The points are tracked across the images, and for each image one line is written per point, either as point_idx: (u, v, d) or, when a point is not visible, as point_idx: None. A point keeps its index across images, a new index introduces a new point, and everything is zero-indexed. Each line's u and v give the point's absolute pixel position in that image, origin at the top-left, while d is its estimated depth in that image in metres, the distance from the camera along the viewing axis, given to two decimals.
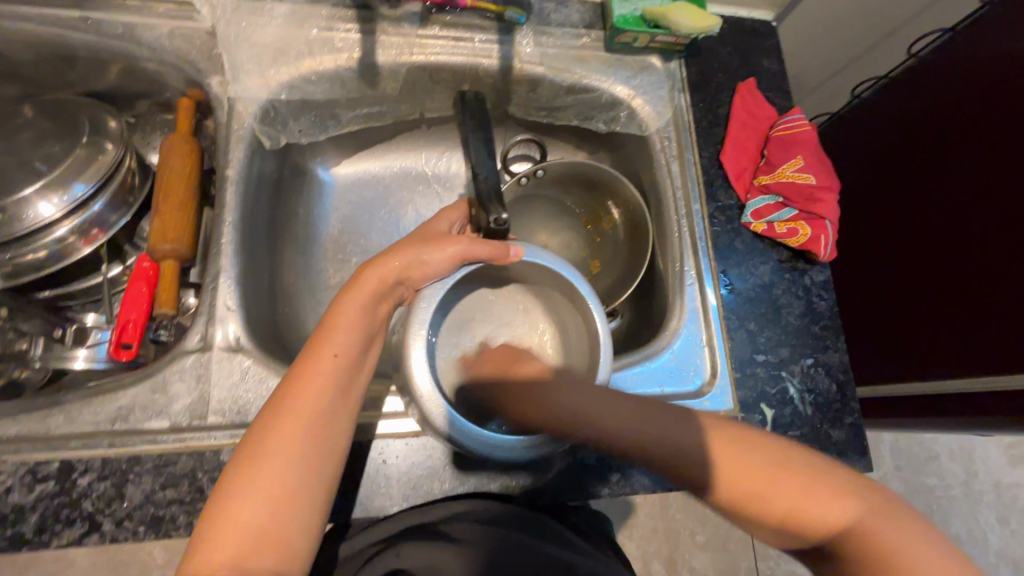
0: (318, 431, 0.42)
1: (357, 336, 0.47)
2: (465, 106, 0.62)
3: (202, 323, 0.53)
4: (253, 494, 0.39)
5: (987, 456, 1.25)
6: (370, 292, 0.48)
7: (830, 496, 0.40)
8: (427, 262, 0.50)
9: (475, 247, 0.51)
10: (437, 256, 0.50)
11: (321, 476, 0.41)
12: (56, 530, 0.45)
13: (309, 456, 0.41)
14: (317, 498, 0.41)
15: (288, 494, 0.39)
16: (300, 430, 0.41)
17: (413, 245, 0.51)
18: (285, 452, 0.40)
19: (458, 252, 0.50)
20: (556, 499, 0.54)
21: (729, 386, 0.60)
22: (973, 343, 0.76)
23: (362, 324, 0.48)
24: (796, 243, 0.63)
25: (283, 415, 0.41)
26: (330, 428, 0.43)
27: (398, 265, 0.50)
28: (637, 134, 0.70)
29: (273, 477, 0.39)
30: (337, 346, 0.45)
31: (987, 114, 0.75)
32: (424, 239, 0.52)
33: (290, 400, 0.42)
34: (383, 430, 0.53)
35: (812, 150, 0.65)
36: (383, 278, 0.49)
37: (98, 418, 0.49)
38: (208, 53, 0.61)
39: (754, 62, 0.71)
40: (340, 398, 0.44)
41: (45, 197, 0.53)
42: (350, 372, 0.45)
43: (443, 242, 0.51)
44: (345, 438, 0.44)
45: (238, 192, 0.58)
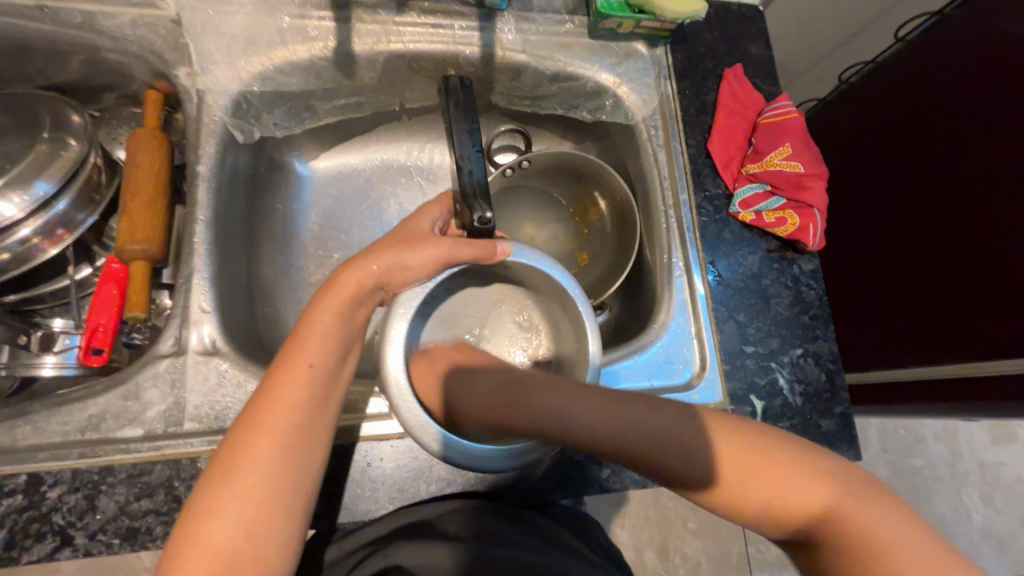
0: (293, 447, 0.41)
1: (333, 344, 0.46)
2: (450, 94, 0.54)
3: (175, 326, 0.51)
4: (225, 513, 0.38)
5: (971, 437, 1.28)
6: (346, 298, 0.47)
7: (812, 485, 0.43)
8: (407, 268, 0.48)
9: (458, 250, 0.48)
10: (416, 261, 0.48)
11: (298, 492, 0.41)
12: (26, 546, 0.44)
13: (283, 472, 0.40)
14: (293, 511, 0.40)
15: (264, 512, 0.39)
16: (275, 446, 0.40)
17: (392, 247, 0.49)
18: (259, 470, 0.39)
19: (439, 256, 0.48)
20: (545, 497, 0.54)
21: (718, 377, 0.59)
22: (968, 328, 0.75)
23: (337, 330, 0.46)
24: (784, 233, 0.62)
25: (255, 432, 0.40)
26: (305, 443, 0.42)
27: (375, 267, 0.48)
28: (623, 123, 0.69)
29: (248, 495, 0.39)
30: (312, 355, 0.44)
31: (980, 98, 0.74)
32: (404, 240, 0.49)
33: (261, 415, 0.41)
34: (368, 432, 0.52)
35: (800, 137, 0.64)
36: (362, 282, 0.47)
37: (67, 428, 0.47)
38: (175, 43, 0.58)
39: (741, 47, 0.70)
40: (315, 410, 0.43)
41: (6, 196, 0.50)
42: (326, 384, 0.44)
43: (426, 243, 0.49)
44: (321, 451, 0.43)
45: (211, 189, 0.56)
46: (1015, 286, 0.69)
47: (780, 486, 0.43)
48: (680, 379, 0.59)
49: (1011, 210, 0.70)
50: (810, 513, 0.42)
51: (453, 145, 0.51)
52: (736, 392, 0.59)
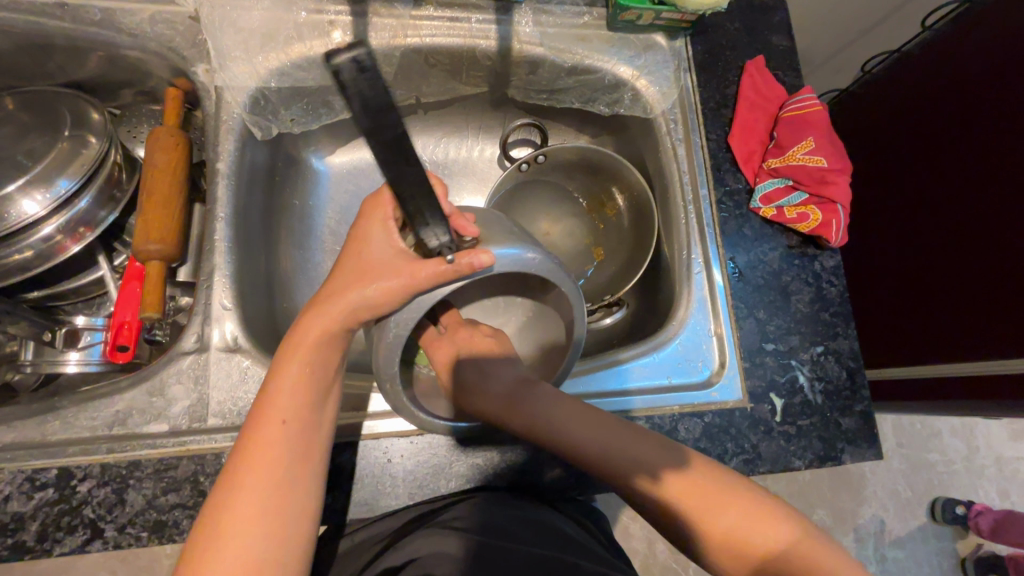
0: (271, 533, 0.38)
1: (306, 398, 0.43)
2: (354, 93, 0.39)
3: (197, 323, 0.52)
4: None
5: (991, 432, 1.27)
6: (313, 368, 0.44)
7: (770, 523, 0.43)
8: (375, 304, 0.44)
9: (421, 270, 0.43)
10: (380, 297, 0.43)
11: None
12: (58, 538, 0.44)
13: (271, 534, 0.38)
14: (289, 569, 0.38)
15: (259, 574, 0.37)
16: (247, 536, 0.37)
17: (350, 279, 0.45)
18: (242, 543, 0.37)
19: (403, 285, 0.43)
20: (562, 493, 0.54)
21: (738, 375, 0.59)
22: (981, 328, 0.75)
23: (310, 383, 0.44)
24: (806, 228, 0.61)
25: (237, 493, 0.39)
26: (280, 530, 0.39)
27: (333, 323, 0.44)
28: (641, 116, 0.68)
29: (239, 558, 0.37)
30: (285, 411, 0.42)
31: (1002, 88, 0.73)
32: (366, 270, 0.45)
33: (231, 501, 0.38)
34: (387, 429, 0.52)
35: (824, 131, 0.63)
36: (327, 327, 0.44)
37: (95, 423, 0.48)
38: (193, 40, 0.58)
39: (762, 37, 0.68)
40: (297, 467, 0.41)
41: (29, 194, 0.51)
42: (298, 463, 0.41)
43: (392, 270, 0.44)
44: (299, 541, 0.40)
45: (230, 187, 0.56)
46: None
47: (760, 529, 0.43)
48: (699, 377, 0.59)
49: None
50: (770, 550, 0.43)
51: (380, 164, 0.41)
52: (755, 390, 0.58)
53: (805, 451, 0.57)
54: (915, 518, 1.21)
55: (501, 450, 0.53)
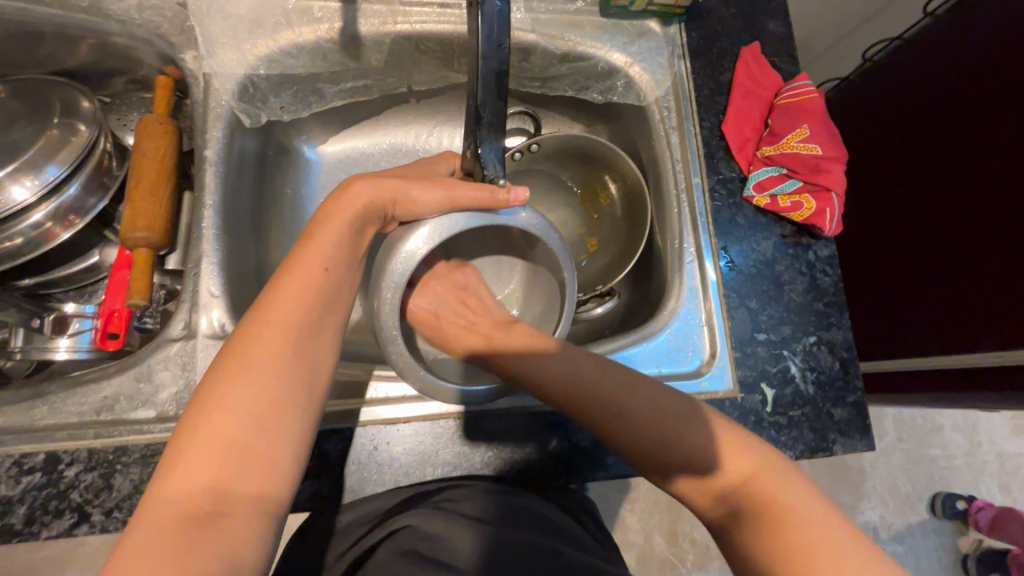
0: (265, 410, 0.37)
1: (315, 293, 0.43)
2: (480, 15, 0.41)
3: (185, 311, 0.52)
4: (188, 479, 0.34)
5: (992, 427, 1.25)
6: (325, 257, 0.44)
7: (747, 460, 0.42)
8: (414, 204, 0.47)
9: (464, 190, 0.46)
10: (423, 197, 0.46)
11: (278, 460, 0.37)
12: (46, 522, 0.45)
13: (264, 409, 0.37)
14: (280, 449, 0.37)
15: (248, 446, 0.36)
16: (241, 404, 0.37)
17: (397, 177, 0.48)
18: (233, 413, 0.36)
19: (444, 194, 0.46)
20: (549, 482, 0.54)
21: (728, 366, 0.58)
22: (975, 318, 0.75)
23: (322, 281, 0.44)
24: (799, 218, 0.60)
25: (235, 365, 0.38)
26: (287, 390, 0.39)
27: (351, 216, 0.46)
28: (634, 104, 0.67)
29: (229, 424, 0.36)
30: (290, 300, 0.42)
31: (1001, 74, 0.72)
32: (420, 178, 0.48)
33: (229, 370, 0.38)
34: (380, 415, 0.52)
35: (819, 119, 0.62)
36: (360, 204, 0.46)
37: (83, 408, 0.48)
38: (181, 26, 0.58)
39: (759, 23, 0.67)
40: (297, 355, 0.40)
41: (19, 180, 0.51)
42: (303, 341, 0.41)
43: (436, 181, 0.47)
44: (301, 417, 0.39)
45: (219, 174, 0.56)
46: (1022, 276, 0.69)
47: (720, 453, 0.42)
48: (689, 367, 0.59)
49: None
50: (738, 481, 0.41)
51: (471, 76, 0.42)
52: (746, 380, 0.58)
53: (795, 442, 0.57)
54: (915, 513, 1.21)
55: (490, 437, 0.53)
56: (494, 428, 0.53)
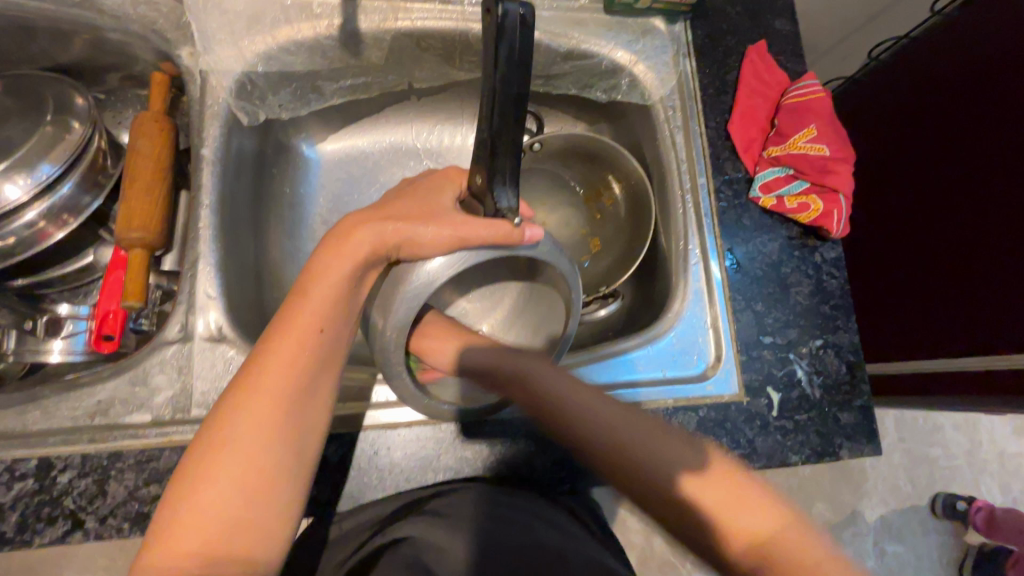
0: (248, 489, 0.38)
1: (308, 356, 0.41)
2: (501, 39, 0.36)
3: (181, 313, 0.51)
4: (172, 556, 0.35)
5: (993, 428, 1.25)
6: (320, 316, 0.42)
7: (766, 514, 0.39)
8: (419, 243, 0.42)
9: (472, 227, 0.41)
10: (429, 239, 0.41)
11: (262, 531, 0.38)
12: (38, 529, 0.44)
13: (248, 488, 0.38)
14: (266, 528, 0.38)
15: (229, 529, 0.36)
16: (225, 485, 0.37)
17: (399, 216, 0.43)
18: (216, 494, 0.37)
19: (454, 233, 0.41)
20: (554, 487, 0.53)
21: (734, 369, 0.58)
22: (981, 320, 0.74)
23: (315, 343, 0.42)
24: (807, 219, 0.60)
25: (221, 442, 0.38)
26: (273, 468, 0.39)
27: (349, 272, 0.42)
28: (639, 103, 0.66)
29: (211, 508, 0.36)
30: (279, 366, 0.40)
31: (1007, 75, 0.71)
32: (422, 212, 0.43)
33: (218, 435, 0.38)
34: (375, 420, 0.51)
35: (826, 119, 0.61)
36: (355, 257, 0.42)
37: (76, 413, 0.47)
38: (178, 22, 0.57)
39: (765, 21, 0.66)
40: (286, 428, 0.40)
41: (11, 178, 0.50)
42: (296, 402, 0.40)
43: (442, 217, 0.42)
44: (288, 487, 0.39)
45: (217, 173, 0.55)
46: None
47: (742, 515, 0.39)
48: (694, 370, 0.58)
49: None
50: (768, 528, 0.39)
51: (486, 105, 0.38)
52: (752, 383, 0.57)
53: (801, 447, 0.56)
54: (916, 513, 1.20)
55: (492, 442, 0.52)
56: (496, 434, 0.52)
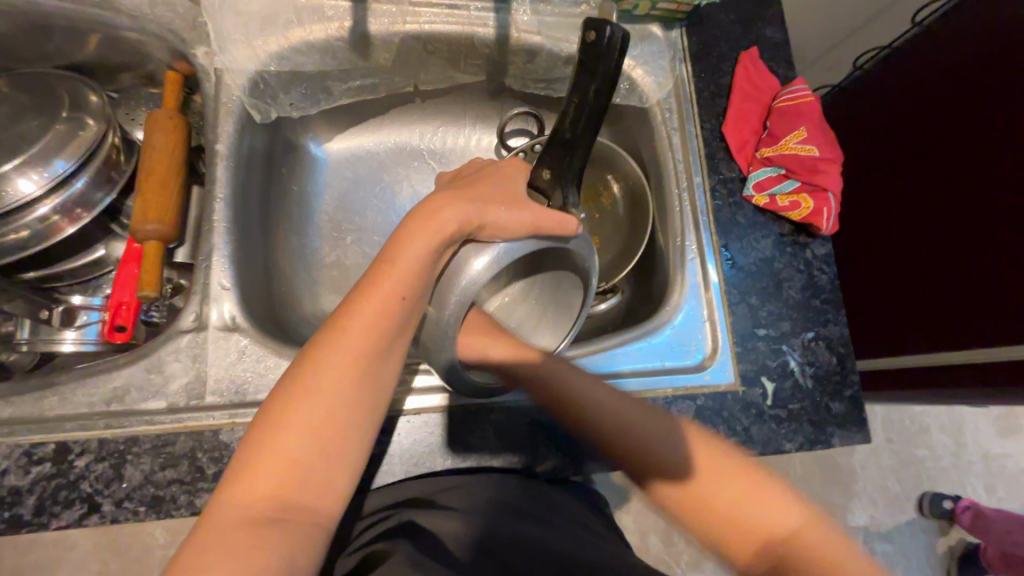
0: (324, 440, 0.38)
1: (387, 321, 0.42)
2: (603, 57, 0.46)
3: (195, 303, 0.52)
4: (246, 496, 0.35)
5: (978, 429, 1.29)
6: (404, 286, 0.43)
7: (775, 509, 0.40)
8: (492, 225, 0.45)
9: (549, 217, 0.46)
10: (507, 222, 0.45)
11: (329, 487, 0.38)
12: (55, 512, 0.45)
13: (323, 440, 0.38)
14: (337, 481, 0.38)
15: (304, 475, 0.37)
16: (304, 432, 0.37)
17: (486, 200, 0.46)
18: (294, 441, 0.37)
19: (529, 220, 0.45)
20: (558, 474, 0.55)
21: (730, 360, 0.60)
22: (962, 313, 0.77)
23: (394, 310, 0.42)
24: (798, 217, 0.62)
25: (300, 392, 0.38)
26: (347, 423, 0.39)
27: (433, 244, 0.44)
28: (637, 106, 0.68)
29: (287, 453, 0.36)
30: (362, 326, 0.41)
31: (982, 82, 0.75)
32: (503, 198, 0.47)
33: (298, 385, 0.38)
34: (411, 406, 0.53)
35: (815, 122, 0.64)
36: (440, 231, 0.44)
37: (92, 399, 0.48)
38: (193, 22, 0.59)
39: (757, 30, 0.69)
40: (364, 386, 0.40)
41: (25, 174, 0.51)
42: (373, 363, 0.41)
43: (521, 204, 0.46)
44: (358, 446, 0.40)
45: (230, 168, 0.57)
46: (1007, 273, 0.71)
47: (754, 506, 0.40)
48: (692, 361, 0.60)
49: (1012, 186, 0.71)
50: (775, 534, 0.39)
51: (579, 105, 0.48)
52: (747, 373, 0.59)
53: (794, 434, 0.58)
54: (904, 513, 1.23)
55: (498, 429, 0.54)
56: (501, 422, 0.54)
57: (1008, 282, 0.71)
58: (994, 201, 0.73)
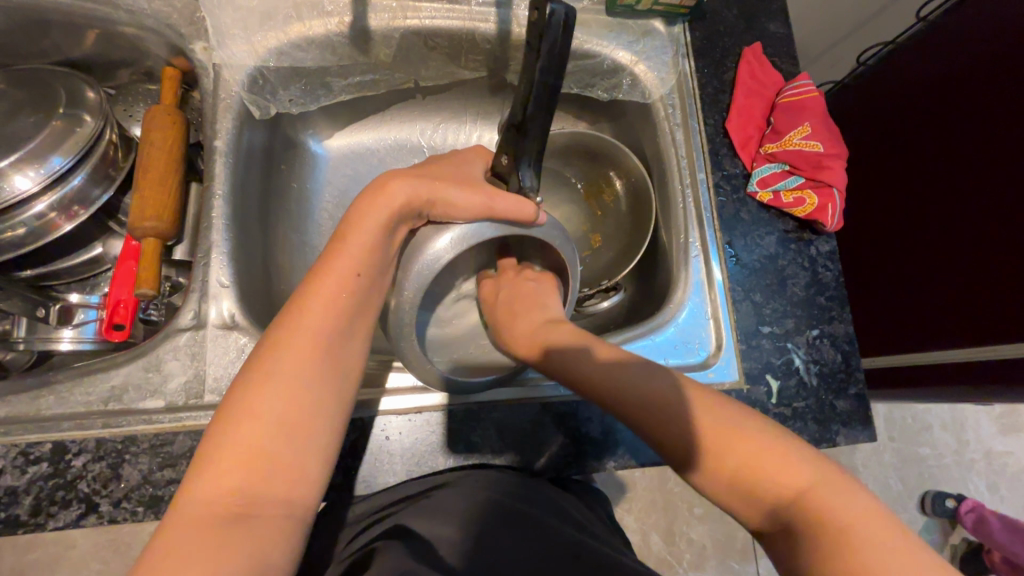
0: (291, 425, 0.37)
1: (343, 302, 0.42)
2: (547, 35, 0.43)
3: (194, 301, 0.51)
4: (211, 488, 0.35)
5: (981, 427, 1.28)
6: (354, 262, 0.43)
7: (792, 465, 0.38)
8: (447, 202, 0.44)
9: (503, 198, 0.45)
10: (462, 199, 0.44)
11: (300, 476, 0.37)
12: (52, 512, 0.44)
13: (289, 425, 0.37)
14: (310, 465, 0.38)
15: (272, 462, 0.36)
16: (268, 417, 0.37)
17: (439, 178, 0.45)
18: (258, 428, 0.36)
19: (484, 200, 0.44)
20: (561, 473, 0.54)
21: (734, 358, 0.59)
22: (965, 309, 0.77)
23: (351, 290, 0.42)
24: (802, 213, 0.62)
25: (262, 378, 0.38)
26: (312, 405, 0.39)
27: (384, 221, 0.43)
28: (639, 102, 0.68)
29: (252, 440, 0.36)
30: (317, 310, 0.41)
31: (986, 77, 0.75)
32: (457, 179, 0.46)
33: (261, 373, 0.38)
34: (387, 407, 0.52)
35: (820, 117, 0.63)
36: (392, 207, 0.44)
37: (89, 398, 0.47)
38: (191, 18, 0.58)
39: (760, 24, 0.69)
40: (326, 367, 0.40)
41: (22, 170, 0.51)
42: (333, 346, 0.41)
43: (476, 185, 0.45)
44: (327, 428, 0.39)
45: (228, 165, 0.56)
46: (1011, 268, 0.71)
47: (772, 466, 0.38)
48: (695, 359, 0.59)
49: (1016, 181, 0.70)
50: (789, 495, 0.37)
51: (528, 88, 0.45)
52: (752, 371, 0.59)
53: (800, 433, 0.57)
54: (905, 511, 1.23)
55: (501, 428, 0.53)
56: (504, 420, 0.54)
57: (1012, 279, 0.71)
58: (999, 195, 0.73)
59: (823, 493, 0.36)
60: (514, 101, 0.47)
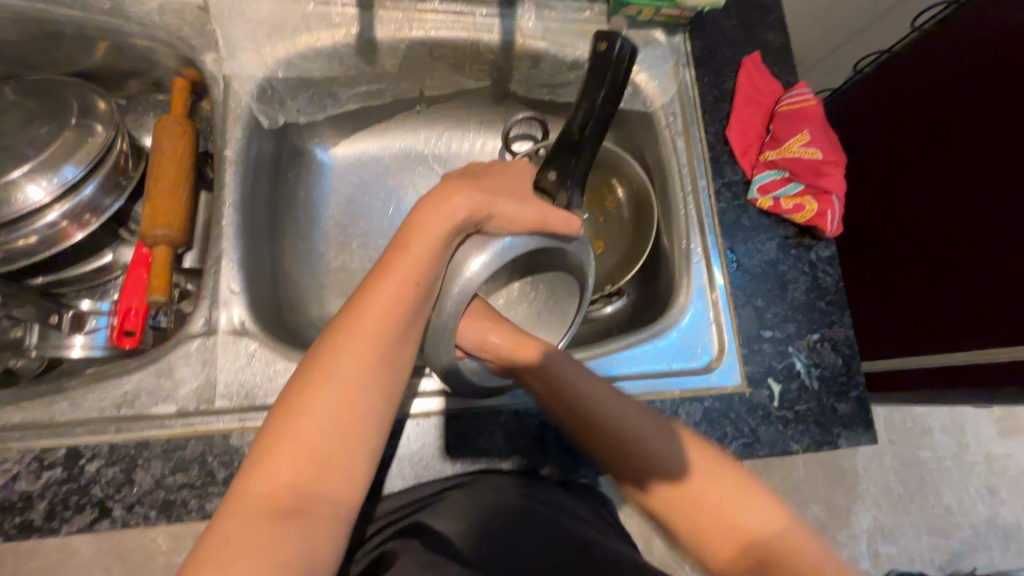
0: (344, 427, 0.38)
1: (400, 307, 0.43)
2: (610, 63, 0.50)
3: (205, 308, 0.52)
4: (265, 485, 0.35)
5: (979, 429, 1.29)
6: (414, 270, 0.44)
7: (762, 505, 0.40)
8: (499, 214, 0.46)
9: (554, 214, 0.48)
10: (515, 211, 0.46)
11: (349, 476, 0.38)
12: (66, 517, 0.45)
13: (342, 427, 0.38)
14: (358, 469, 0.38)
15: (324, 462, 0.37)
16: (323, 418, 0.37)
17: (497, 192, 0.47)
18: (314, 428, 0.37)
19: (535, 214, 0.46)
20: (567, 477, 0.55)
21: (736, 363, 0.60)
22: (963, 313, 0.78)
23: (409, 296, 0.43)
24: (802, 219, 0.63)
25: (320, 378, 0.39)
26: (365, 410, 0.39)
27: (444, 232, 0.45)
28: (641, 111, 0.69)
29: (307, 439, 0.37)
30: (376, 313, 0.42)
31: (982, 85, 0.76)
32: (510, 192, 0.48)
33: (318, 373, 0.39)
34: (416, 409, 0.53)
35: (819, 125, 0.64)
36: (453, 219, 0.45)
37: (102, 404, 0.48)
38: (202, 30, 0.60)
39: (758, 34, 0.70)
40: (380, 371, 0.41)
41: (34, 180, 0.52)
42: (387, 351, 0.41)
43: (528, 200, 0.47)
44: (376, 433, 0.40)
45: (238, 174, 0.57)
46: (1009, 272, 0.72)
47: (739, 502, 0.40)
48: (698, 363, 0.60)
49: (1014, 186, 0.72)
50: (759, 530, 0.39)
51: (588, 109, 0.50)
52: (753, 375, 0.60)
53: (801, 436, 0.58)
54: (906, 514, 1.23)
55: (508, 432, 0.54)
56: (510, 424, 0.54)
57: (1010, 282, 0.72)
58: (996, 200, 0.74)
59: (791, 536, 0.39)
60: (571, 121, 0.50)
